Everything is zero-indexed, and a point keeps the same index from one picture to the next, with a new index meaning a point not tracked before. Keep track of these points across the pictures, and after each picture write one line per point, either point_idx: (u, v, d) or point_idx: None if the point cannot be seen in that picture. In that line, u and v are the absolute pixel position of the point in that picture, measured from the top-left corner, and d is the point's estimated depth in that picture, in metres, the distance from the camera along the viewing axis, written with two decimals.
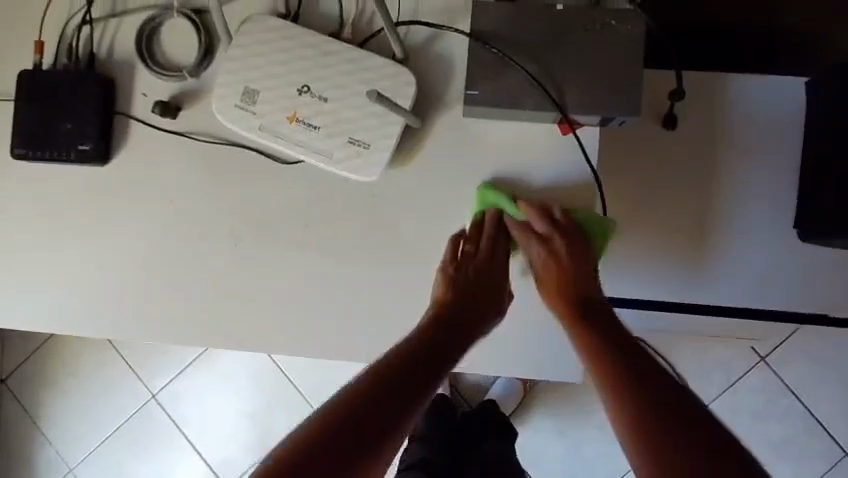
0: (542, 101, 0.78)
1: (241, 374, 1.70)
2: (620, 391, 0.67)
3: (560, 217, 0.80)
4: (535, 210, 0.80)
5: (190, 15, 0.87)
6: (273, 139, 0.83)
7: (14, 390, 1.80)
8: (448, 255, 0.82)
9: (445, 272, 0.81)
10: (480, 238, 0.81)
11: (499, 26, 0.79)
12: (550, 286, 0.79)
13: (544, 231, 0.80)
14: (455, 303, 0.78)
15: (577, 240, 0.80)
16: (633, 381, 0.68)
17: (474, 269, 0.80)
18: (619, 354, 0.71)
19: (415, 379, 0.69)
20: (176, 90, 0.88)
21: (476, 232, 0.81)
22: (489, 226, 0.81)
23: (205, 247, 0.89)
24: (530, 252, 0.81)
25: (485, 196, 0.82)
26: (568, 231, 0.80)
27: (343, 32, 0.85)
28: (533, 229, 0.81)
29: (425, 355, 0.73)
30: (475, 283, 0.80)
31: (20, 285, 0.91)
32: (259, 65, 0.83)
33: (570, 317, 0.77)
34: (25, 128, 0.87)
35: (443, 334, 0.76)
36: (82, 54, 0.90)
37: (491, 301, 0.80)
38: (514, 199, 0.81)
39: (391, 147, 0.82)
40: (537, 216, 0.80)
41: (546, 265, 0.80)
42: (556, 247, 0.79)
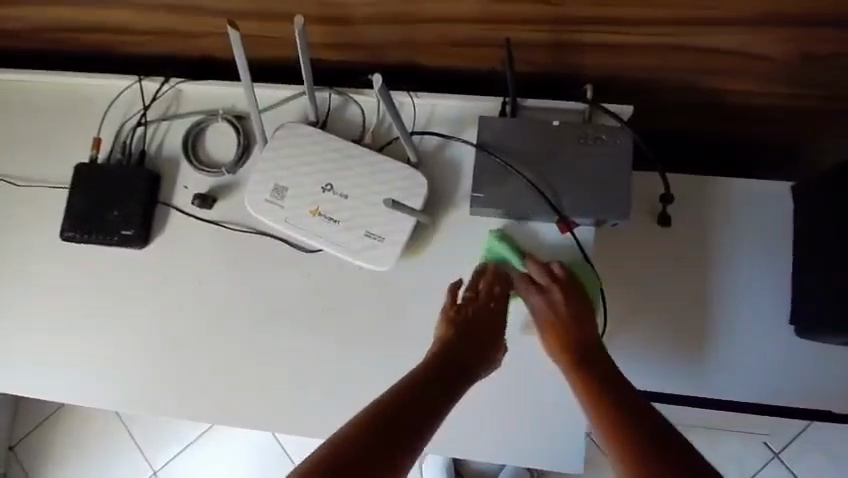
0: (541, 205, 0.86)
1: (243, 454, 1.72)
2: (611, 402, 0.68)
3: (557, 269, 0.84)
4: (537, 264, 0.85)
5: (232, 120, 1.00)
6: (297, 231, 0.92)
7: (18, 459, 1.82)
8: (447, 301, 0.83)
9: (446, 316, 0.81)
10: (479, 287, 0.84)
11: (501, 139, 0.89)
12: (552, 329, 0.81)
13: (544, 282, 0.84)
14: (457, 340, 0.78)
15: (574, 290, 0.83)
16: (619, 397, 0.69)
17: (475, 308, 0.82)
18: (610, 376, 0.73)
19: (435, 397, 0.69)
20: (213, 184, 0.99)
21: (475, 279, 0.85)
22: (491, 275, 0.84)
23: (226, 327, 0.95)
24: (531, 298, 0.84)
25: (492, 246, 0.89)
26: (566, 283, 0.84)
27: (364, 138, 0.95)
28: (534, 279, 0.85)
29: (438, 372, 0.73)
30: (481, 331, 0.80)
31: (52, 356, 0.98)
32: (289, 165, 0.94)
33: (563, 352, 0.79)
34: (76, 214, 0.98)
35: (452, 359, 0.76)
36: (134, 151, 1.01)
37: (490, 342, 0.80)
38: (522, 255, 0.88)
39: (404, 240, 0.89)
40: (537, 267, 0.85)
41: (545, 312, 0.82)
42: (554, 300, 0.83)
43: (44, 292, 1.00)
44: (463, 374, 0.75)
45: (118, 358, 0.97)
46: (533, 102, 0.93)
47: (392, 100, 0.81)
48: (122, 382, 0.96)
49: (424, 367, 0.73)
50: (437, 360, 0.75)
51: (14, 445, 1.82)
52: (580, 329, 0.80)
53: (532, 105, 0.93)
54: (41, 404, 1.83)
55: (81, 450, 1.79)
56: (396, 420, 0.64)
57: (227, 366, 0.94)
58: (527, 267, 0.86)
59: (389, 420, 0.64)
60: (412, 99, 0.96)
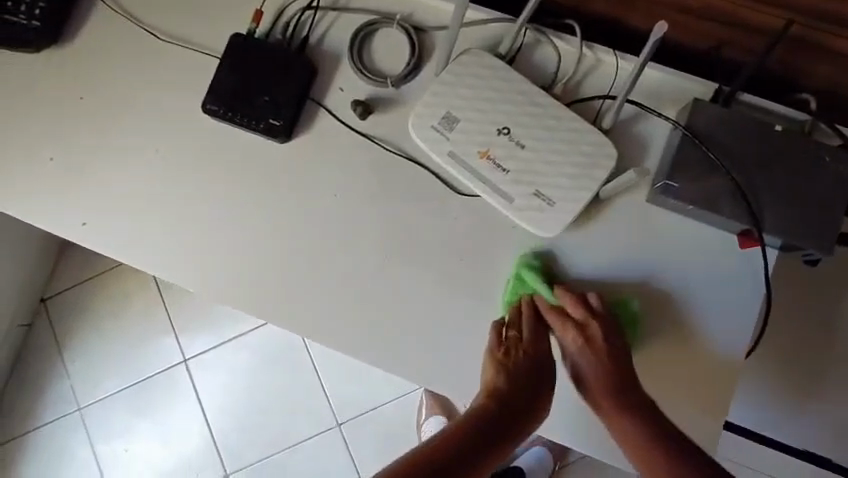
0: (740, 210, 0.79)
1: (278, 366, 1.73)
2: (650, 441, 0.72)
3: (596, 305, 0.80)
4: (572, 297, 0.81)
5: (409, 30, 0.90)
6: (458, 169, 0.84)
7: (50, 312, 1.80)
8: (491, 342, 0.80)
9: (493, 358, 0.78)
10: (521, 327, 0.81)
11: (714, 130, 0.80)
12: (593, 376, 0.78)
13: (581, 317, 0.80)
14: (509, 392, 0.75)
15: (619, 330, 0.80)
16: (663, 441, 0.72)
17: (523, 351, 0.78)
18: (652, 413, 0.75)
19: (491, 444, 0.70)
20: (374, 95, 0.90)
21: (515, 320, 0.81)
22: (528, 316, 0.81)
23: (353, 248, 0.89)
24: (567, 338, 0.80)
25: (522, 275, 0.84)
26: (605, 320, 0.80)
27: (554, 88, 0.86)
28: (570, 315, 0.80)
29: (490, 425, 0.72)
30: (533, 383, 0.76)
31: (163, 228, 0.92)
32: (467, 95, 0.85)
33: (596, 399, 0.77)
34: (223, 88, 0.90)
35: (504, 412, 0.74)
36: (295, 35, 0.92)
37: (542, 393, 0.77)
38: (552, 285, 0.83)
39: (576, 209, 0.82)
40: (573, 304, 0.80)
41: (587, 358, 0.78)
42: (595, 340, 0.79)
43: (167, 159, 0.93)
44: (516, 427, 0.74)
45: (232, 251, 0.91)
46: (750, 98, 0.84)
47: (642, 56, 0.72)
48: (232, 276, 0.91)
49: (473, 415, 0.72)
50: (485, 415, 0.72)
51: (46, 298, 1.80)
52: (621, 375, 0.77)
53: (749, 102, 0.84)
54: (84, 266, 1.80)
55: (115, 321, 1.78)
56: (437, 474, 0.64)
57: (343, 288, 0.89)
58: (559, 298, 0.82)
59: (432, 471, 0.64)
60: (616, 59, 0.86)
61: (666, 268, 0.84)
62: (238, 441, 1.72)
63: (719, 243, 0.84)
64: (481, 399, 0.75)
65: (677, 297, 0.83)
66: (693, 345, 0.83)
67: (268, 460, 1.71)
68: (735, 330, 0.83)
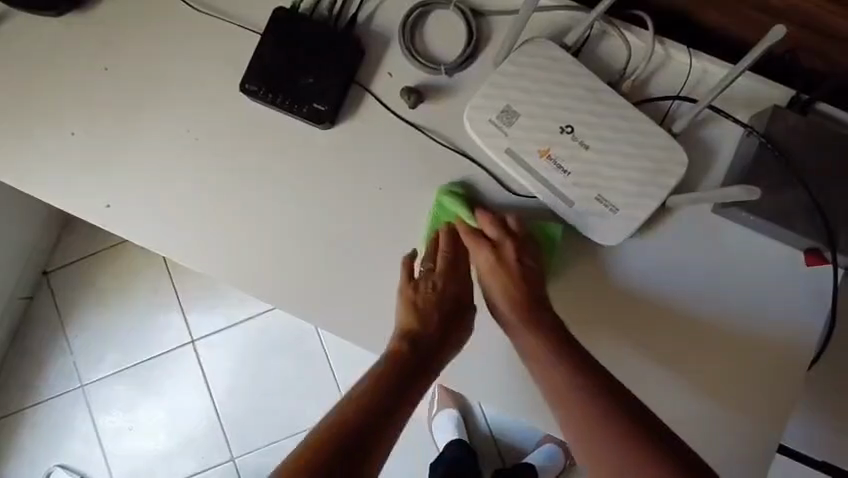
0: (812, 228, 0.76)
1: (289, 351, 1.68)
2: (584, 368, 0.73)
3: (512, 226, 0.80)
4: (488, 220, 0.81)
5: (467, 14, 0.84)
6: (516, 168, 0.79)
7: (52, 285, 1.73)
8: (405, 276, 0.81)
9: (405, 296, 0.80)
10: (437, 257, 0.82)
11: (792, 140, 0.76)
12: (504, 298, 0.79)
13: (495, 237, 0.81)
14: (423, 332, 0.79)
15: (532, 249, 0.80)
16: (594, 382, 0.72)
17: (433, 285, 0.80)
18: (560, 330, 0.77)
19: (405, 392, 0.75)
20: (427, 82, 0.84)
21: (432, 249, 0.82)
22: (445, 244, 0.82)
23: (396, 245, 0.84)
24: (480, 258, 0.81)
25: (442, 205, 0.82)
26: (521, 239, 0.80)
27: (622, 86, 0.80)
28: (485, 235, 0.81)
29: (422, 359, 0.78)
30: (446, 318, 0.80)
31: (192, 214, 0.86)
32: (529, 88, 0.79)
33: (504, 316, 0.79)
34: (264, 67, 0.83)
35: (414, 348, 0.78)
36: (343, 13, 0.85)
37: (452, 334, 0.81)
38: (472, 208, 0.82)
39: (640, 218, 0.77)
40: (488, 223, 0.81)
41: (498, 284, 0.80)
42: (504, 257, 0.80)
43: (198, 140, 0.86)
44: (433, 358, 0.79)
45: (266, 241, 0.86)
46: (827, 108, 0.80)
47: (738, 64, 0.67)
48: (266, 268, 0.86)
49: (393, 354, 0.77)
50: (400, 358, 0.77)
51: (48, 272, 1.73)
52: (523, 295, 0.79)
53: (826, 112, 0.80)
54: (88, 239, 1.73)
55: (119, 298, 1.73)
56: (363, 416, 0.70)
57: (385, 287, 0.84)
58: (477, 221, 0.82)
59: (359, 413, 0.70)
60: (690, 58, 0.80)
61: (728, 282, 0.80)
62: (246, 424, 1.68)
63: (783, 259, 0.80)
64: (393, 343, 0.79)
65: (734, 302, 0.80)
66: (748, 365, 0.80)
67: (275, 446, 1.67)
68: (780, 345, 0.80)
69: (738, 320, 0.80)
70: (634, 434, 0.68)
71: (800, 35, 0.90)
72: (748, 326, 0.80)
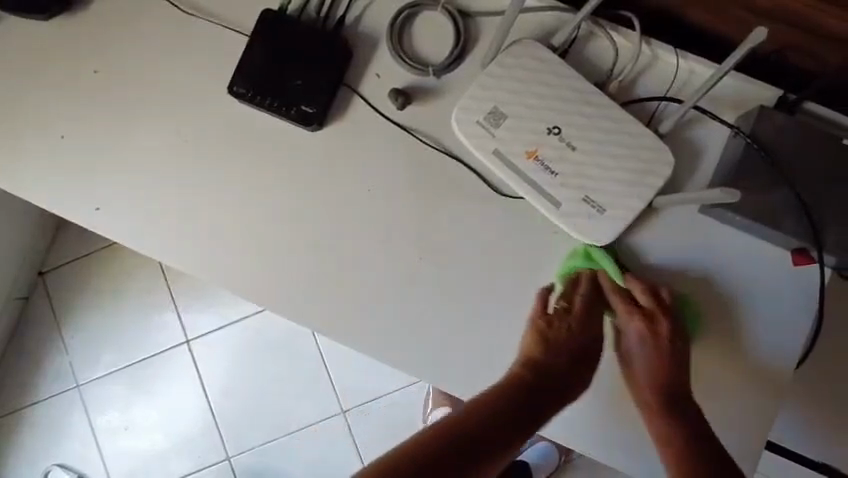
0: (800, 228, 0.76)
1: (284, 351, 1.69)
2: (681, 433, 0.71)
3: (667, 299, 0.77)
4: (640, 285, 0.78)
5: (455, 15, 0.84)
6: (504, 169, 0.79)
7: (48, 286, 1.74)
8: (537, 306, 0.79)
9: (534, 327, 0.77)
10: (574, 296, 0.78)
11: (779, 140, 0.77)
12: (645, 363, 0.76)
13: (648, 307, 0.77)
14: (542, 361, 0.74)
15: (680, 326, 0.77)
16: (687, 452, 0.69)
17: (570, 327, 0.77)
18: (682, 403, 0.74)
19: (513, 420, 0.68)
20: (414, 84, 0.84)
21: (567, 289, 0.79)
22: (583, 288, 0.78)
23: (386, 246, 0.84)
24: (631, 327, 0.77)
25: (595, 254, 0.79)
26: (671, 312, 0.77)
27: (609, 87, 0.81)
28: (636, 303, 0.77)
29: (532, 397, 0.71)
30: (574, 357, 0.75)
31: (182, 216, 0.87)
32: (516, 90, 0.79)
33: (642, 391, 0.76)
34: (252, 69, 0.83)
35: (540, 379, 0.73)
36: (330, 14, 0.85)
37: (572, 379, 0.75)
38: (623, 270, 0.79)
39: (627, 219, 0.78)
40: (641, 291, 0.77)
41: (643, 348, 0.76)
42: (659, 332, 0.76)
43: (187, 142, 0.87)
44: (555, 402, 0.72)
45: (256, 243, 0.86)
46: (816, 108, 0.80)
47: (723, 64, 0.68)
48: (256, 270, 0.86)
49: (505, 383, 0.71)
50: (513, 387, 0.71)
51: (44, 272, 1.73)
52: (674, 368, 0.76)
53: (815, 112, 0.80)
54: (84, 240, 1.73)
55: (115, 299, 1.73)
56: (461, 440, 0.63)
57: (374, 289, 0.84)
58: (629, 284, 0.78)
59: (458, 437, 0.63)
60: (677, 58, 0.80)
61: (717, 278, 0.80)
62: (243, 423, 1.69)
63: (770, 258, 0.79)
64: (515, 369, 0.74)
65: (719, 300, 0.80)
66: (736, 364, 0.79)
67: (271, 445, 1.68)
68: (769, 344, 0.79)
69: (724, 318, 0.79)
70: None
71: (787, 35, 0.90)
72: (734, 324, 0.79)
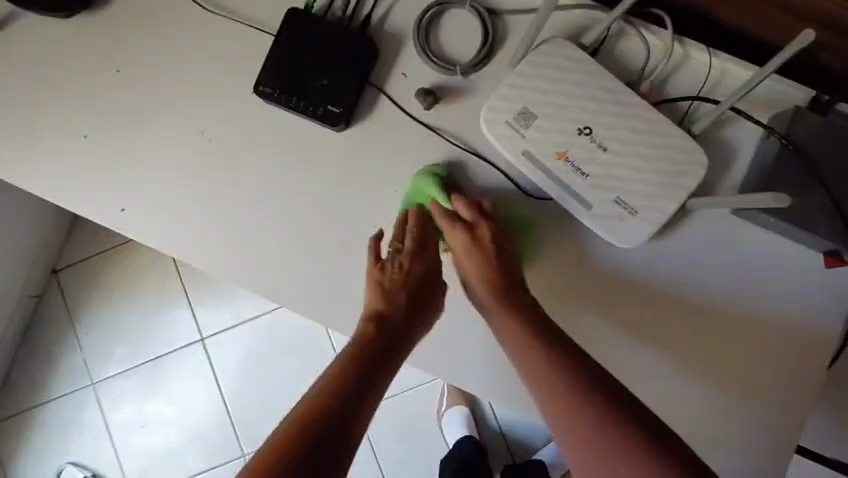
0: (833, 231, 0.75)
1: (298, 349, 1.69)
2: (570, 348, 0.72)
3: (486, 208, 0.80)
4: (465, 203, 0.80)
5: (483, 13, 0.82)
6: (534, 171, 0.78)
7: (61, 283, 1.74)
8: (373, 256, 0.81)
9: (374, 275, 0.79)
10: (405, 235, 0.80)
11: (813, 143, 0.75)
12: (475, 273, 0.78)
13: (470, 219, 0.79)
14: (387, 312, 0.77)
15: (503, 231, 0.80)
16: (581, 371, 0.70)
17: (400, 264, 0.79)
18: (528, 308, 0.76)
19: (371, 367, 0.72)
20: (442, 83, 0.83)
21: (398, 233, 0.81)
22: (415, 225, 0.80)
23: None
24: (457, 240, 0.79)
25: (421, 186, 0.82)
26: (494, 221, 0.79)
27: (640, 87, 0.80)
28: (458, 218, 0.80)
29: (383, 344, 0.75)
30: (414, 296, 0.79)
31: (206, 217, 0.86)
32: (547, 89, 0.78)
33: (480, 298, 0.78)
34: (277, 69, 0.82)
35: (385, 333, 0.76)
36: (356, 13, 0.84)
37: (416, 317, 0.78)
38: (448, 192, 0.81)
39: (659, 220, 0.77)
40: (466, 207, 0.80)
41: (471, 253, 0.79)
42: (477, 234, 0.79)
43: (211, 143, 0.86)
44: (399, 341, 0.76)
45: (280, 244, 0.85)
46: None
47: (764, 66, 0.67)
48: (280, 270, 0.85)
49: (359, 342, 0.74)
50: (372, 340, 0.74)
51: (57, 270, 1.74)
52: (498, 270, 0.77)
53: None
54: (97, 238, 1.73)
55: (128, 296, 1.73)
56: (340, 399, 0.67)
57: None
58: (453, 204, 0.80)
59: (336, 397, 0.67)
60: (709, 56, 0.79)
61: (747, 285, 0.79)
62: (257, 421, 1.69)
63: (804, 261, 0.79)
64: (362, 325, 0.76)
65: (745, 303, 0.79)
66: (763, 367, 0.79)
67: None
68: (796, 346, 0.79)
69: (752, 325, 0.79)
70: (613, 406, 0.67)
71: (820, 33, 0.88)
72: (761, 327, 0.79)
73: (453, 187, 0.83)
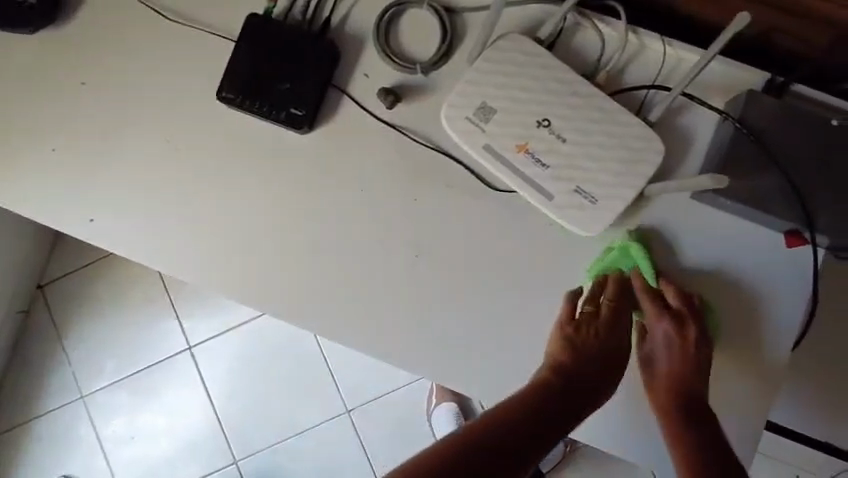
0: (788, 211, 0.76)
1: (286, 353, 1.69)
2: (705, 451, 0.69)
3: (680, 299, 0.77)
4: (674, 290, 0.78)
5: (441, 11, 0.84)
6: (495, 164, 0.79)
7: (48, 299, 1.74)
8: (565, 310, 0.78)
9: (562, 331, 0.76)
10: (602, 301, 0.78)
11: (767, 125, 0.77)
12: (663, 367, 0.77)
13: (676, 309, 0.77)
14: (570, 366, 0.73)
15: (708, 334, 0.77)
16: None
17: (595, 329, 0.76)
18: (696, 408, 0.74)
19: (543, 419, 0.67)
20: (403, 82, 0.84)
21: (595, 292, 0.78)
22: (612, 287, 0.78)
23: (380, 246, 0.84)
24: (658, 331, 0.78)
25: (631, 254, 0.79)
26: (700, 318, 0.77)
27: (597, 78, 0.81)
28: (667, 305, 0.78)
29: (560, 402, 0.70)
30: (602, 360, 0.75)
31: (176, 224, 0.87)
32: (505, 84, 0.79)
33: (658, 391, 0.76)
34: (239, 74, 0.83)
35: (567, 391, 0.71)
36: (316, 16, 0.85)
37: (607, 381, 0.75)
38: (656, 273, 0.79)
39: (619, 208, 0.78)
40: (671, 291, 0.78)
41: (672, 348, 0.77)
42: (688, 338, 0.76)
43: (178, 151, 0.87)
44: (589, 405, 0.72)
45: (251, 247, 0.86)
46: (803, 89, 0.80)
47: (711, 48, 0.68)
48: (252, 274, 0.86)
49: (529, 390, 0.69)
50: (549, 390, 0.70)
51: (43, 285, 1.74)
52: (697, 376, 0.76)
53: (801, 92, 0.80)
54: (81, 251, 1.73)
55: (115, 309, 1.73)
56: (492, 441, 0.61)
57: (371, 289, 0.85)
58: (660, 285, 0.79)
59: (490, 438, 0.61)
60: (663, 45, 0.80)
61: (710, 277, 0.80)
62: (248, 427, 1.70)
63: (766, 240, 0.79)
64: (543, 374, 0.72)
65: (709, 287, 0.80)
66: (730, 350, 0.80)
67: (277, 448, 1.69)
68: (764, 327, 0.79)
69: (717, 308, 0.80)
70: None
71: None
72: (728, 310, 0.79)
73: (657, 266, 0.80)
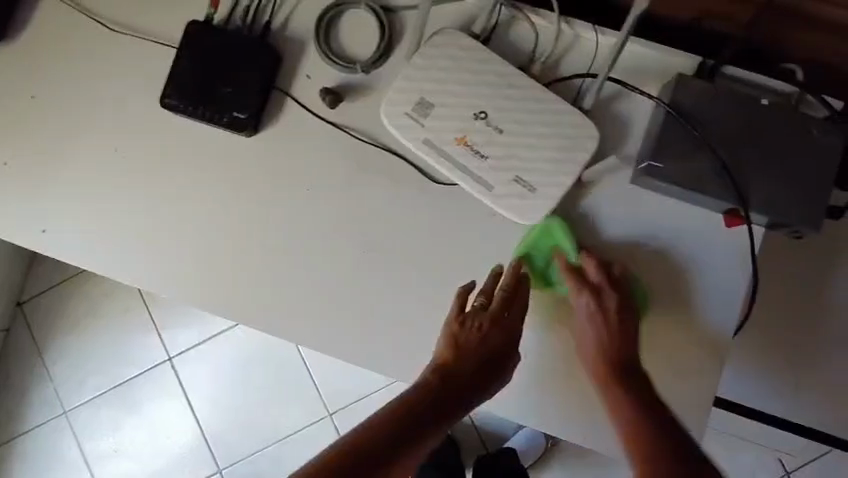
0: (726, 191, 0.77)
1: (266, 359, 1.70)
2: (641, 417, 0.73)
3: (615, 272, 0.79)
4: (594, 260, 0.79)
5: (378, 10, 0.85)
6: (435, 158, 0.80)
7: (27, 315, 1.75)
8: (455, 307, 0.79)
9: (450, 328, 0.78)
10: (493, 292, 0.79)
11: (699, 108, 0.78)
12: (593, 340, 0.78)
13: (598, 281, 0.79)
14: (456, 366, 0.76)
15: (632, 302, 0.79)
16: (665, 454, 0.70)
17: (480, 323, 0.77)
18: (631, 373, 0.77)
19: (419, 418, 0.72)
20: (344, 82, 0.86)
21: (487, 286, 0.79)
22: (505, 279, 0.78)
23: (329, 245, 0.85)
24: (580, 301, 0.79)
25: (544, 232, 0.81)
26: (622, 286, 0.79)
27: (532, 69, 0.82)
28: (587, 277, 0.79)
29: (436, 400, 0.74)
30: (490, 356, 0.77)
31: (127, 231, 0.88)
32: (441, 78, 0.81)
33: (590, 363, 0.79)
34: (182, 81, 0.84)
35: (450, 389, 0.75)
36: (257, 20, 0.87)
37: (490, 375, 0.77)
38: (578, 248, 0.81)
39: (558, 196, 0.79)
40: (593, 265, 0.79)
41: (593, 320, 0.78)
42: (610, 308, 0.78)
43: (127, 159, 0.88)
44: (471, 394, 0.76)
45: (202, 251, 0.87)
46: (736, 72, 0.82)
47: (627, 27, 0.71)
48: (204, 277, 0.87)
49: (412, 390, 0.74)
50: (434, 390, 0.74)
51: (22, 302, 1.74)
52: (625, 344, 0.78)
53: (733, 75, 0.82)
54: (59, 267, 1.74)
55: (94, 323, 1.74)
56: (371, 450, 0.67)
57: (321, 286, 0.85)
58: (580, 259, 0.80)
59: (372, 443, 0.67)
60: (596, 35, 0.82)
61: (653, 259, 0.82)
62: (230, 435, 1.70)
63: (705, 222, 0.81)
64: (428, 374, 0.76)
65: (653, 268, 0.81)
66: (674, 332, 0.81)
67: (259, 454, 1.69)
68: (705, 307, 0.81)
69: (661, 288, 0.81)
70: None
71: None
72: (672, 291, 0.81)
73: (578, 242, 0.82)
